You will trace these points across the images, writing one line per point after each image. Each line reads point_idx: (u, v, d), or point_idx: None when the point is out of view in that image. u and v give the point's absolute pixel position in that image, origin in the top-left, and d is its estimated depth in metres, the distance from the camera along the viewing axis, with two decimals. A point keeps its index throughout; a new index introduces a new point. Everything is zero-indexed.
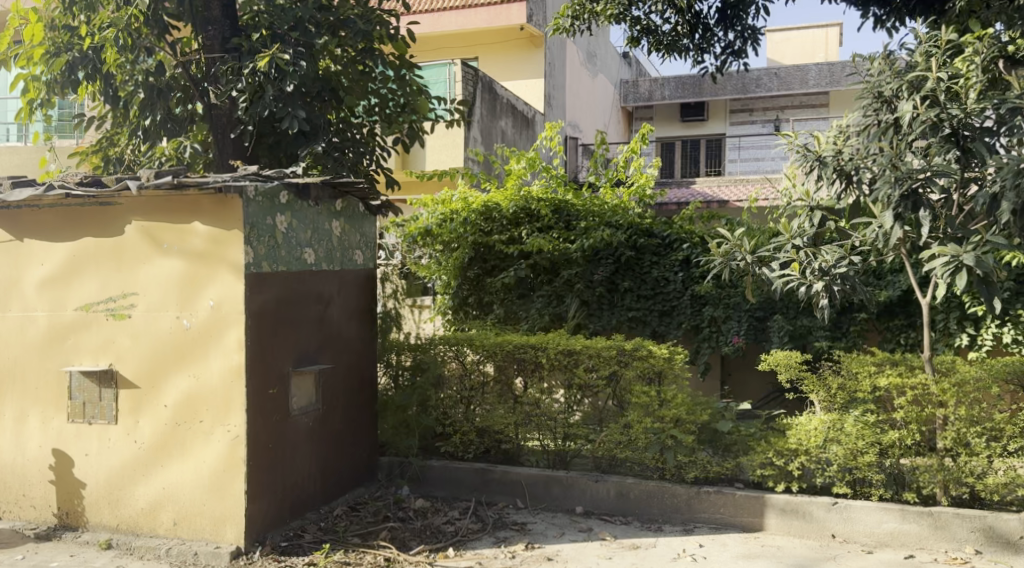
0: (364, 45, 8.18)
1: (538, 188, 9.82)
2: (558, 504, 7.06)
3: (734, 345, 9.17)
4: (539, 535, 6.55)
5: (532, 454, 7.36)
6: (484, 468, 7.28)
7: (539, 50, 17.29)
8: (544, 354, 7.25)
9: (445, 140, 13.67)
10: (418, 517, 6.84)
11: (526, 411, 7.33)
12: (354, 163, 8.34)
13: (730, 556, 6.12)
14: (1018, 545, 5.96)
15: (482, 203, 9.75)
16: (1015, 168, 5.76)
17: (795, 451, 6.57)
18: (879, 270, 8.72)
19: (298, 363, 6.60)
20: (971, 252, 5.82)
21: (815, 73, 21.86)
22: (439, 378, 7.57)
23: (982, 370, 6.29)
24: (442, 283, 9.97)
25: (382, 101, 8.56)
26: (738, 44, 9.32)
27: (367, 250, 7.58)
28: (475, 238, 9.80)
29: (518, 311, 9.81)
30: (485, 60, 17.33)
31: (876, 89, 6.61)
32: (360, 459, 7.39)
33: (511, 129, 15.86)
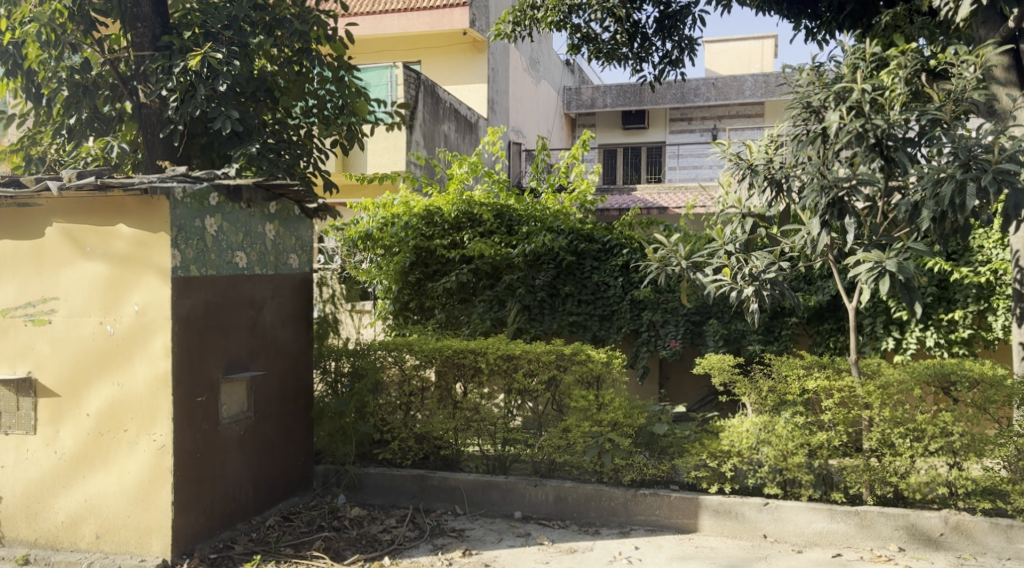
0: (301, 45, 8.12)
1: (481, 193, 9.86)
2: (496, 509, 7.08)
3: (672, 349, 9.29)
4: (476, 541, 6.55)
5: (472, 460, 7.34)
6: (423, 474, 7.24)
7: (483, 55, 17.34)
8: (484, 359, 7.25)
9: (387, 143, 13.62)
10: (353, 526, 6.79)
11: (465, 416, 7.31)
12: (290, 165, 8.12)
13: (664, 558, 6.20)
14: (939, 542, 6.13)
15: (423, 207, 9.75)
16: (934, 177, 5.96)
17: (728, 452, 6.71)
18: (809, 275, 8.93)
19: (229, 370, 6.52)
20: (893, 259, 6.01)
21: (750, 84, 22.32)
22: (377, 385, 7.55)
23: (906, 372, 6.42)
24: (383, 288, 9.94)
25: (320, 102, 8.49)
26: (675, 54, 9.44)
27: (302, 253, 7.51)
28: (417, 242, 9.73)
29: (460, 316, 9.79)
30: (429, 64, 17.30)
31: (805, 100, 6.75)
32: (295, 469, 7.33)
33: (455, 133, 15.91)
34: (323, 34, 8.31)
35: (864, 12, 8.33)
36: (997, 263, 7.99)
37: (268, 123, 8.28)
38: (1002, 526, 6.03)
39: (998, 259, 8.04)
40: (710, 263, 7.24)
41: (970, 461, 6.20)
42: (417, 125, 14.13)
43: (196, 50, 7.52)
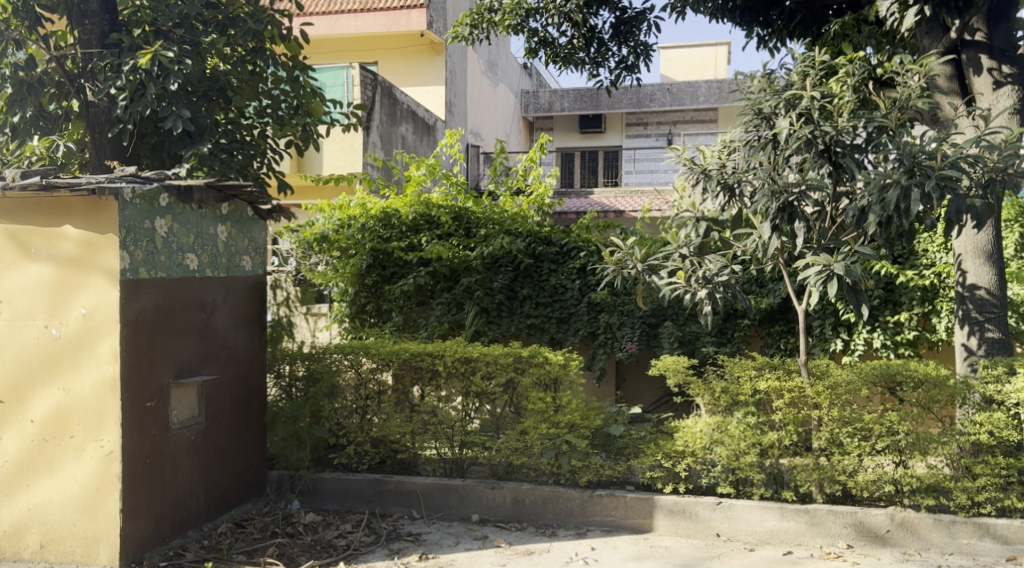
0: (254, 45, 8.12)
1: (438, 196, 9.88)
2: (453, 513, 7.10)
3: (628, 351, 9.39)
4: (433, 545, 6.58)
5: (429, 463, 7.38)
6: (379, 479, 7.26)
7: (440, 57, 17.35)
8: (441, 362, 7.27)
9: (343, 145, 13.60)
10: (307, 531, 6.78)
11: (422, 419, 7.32)
12: (243, 165, 8.14)
13: (620, 558, 6.28)
14: (885, 539, 6.30)
15: (381, 209, 9.77)
16: (880, 183, 6.12)
17: (682, 452, 6.83)
18: (761, 278, 9.09)
19: (179, 374, 6.47)
20: (841, 262, 6.18)
21: (705, 89, 22.54)
22: (333, 389, 7.54)
23: (853, 374, 6.53)
24: (339, 291, 9.96)
25: (274, 102, 8.38)
26: (631, 59, 9.54)
27: (256, 255, 7.48)
28: (374, 244, 9.71)
29: (417, 318, 9.82)
30: (385, 64, 17.25)
31: (756, 106, 6.88)
32: (248, 474, 7.29)
33: (412, 135, 15.90)
34: (278, 34, 8.28)
35: (814, 21, 8.47)
36: (940, 266, 8.22)
37: (221, 123, 8.22)
38: (945, 522, 6.20)
39: (941, 262, 8.27)
40: (665, 266, 7.34)
41: (914, 459, 6.37)
42: (374, 126, 14.12)
43: (146, 49, 7.43)
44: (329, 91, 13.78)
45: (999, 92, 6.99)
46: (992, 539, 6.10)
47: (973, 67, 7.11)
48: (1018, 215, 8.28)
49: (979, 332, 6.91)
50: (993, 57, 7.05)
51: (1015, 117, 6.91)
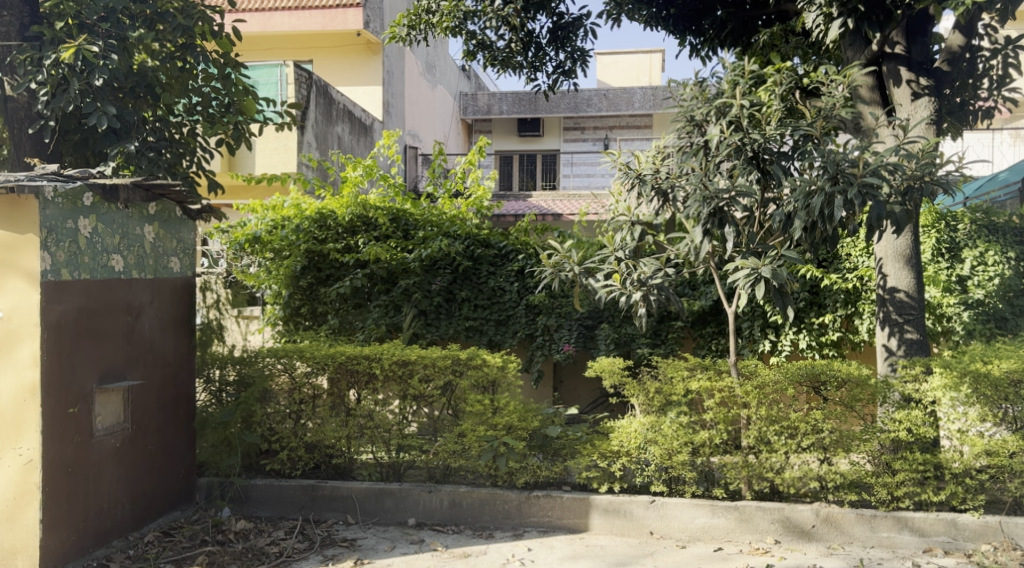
0: (184, 40, 7.90)
1: (376, 197, 9.90)
2: (390, 517, 7.13)
3: (565, 353, 9.51)
4: (369, 550, 6.59)
5: (365, 468, 7.40)
6: (313, 484, 7.24)
7: (377, 57, 17.30)
8: (379, 365, 7.26)
9: (277, 144, 13.44)
10: (239, 539, 6.73)
11: (358, 423, 7.32)
12: (172, 164, 8.17)
13: (556, 559, 6.37)
14: (811, 534, 6.50)
15: (316, 210, 9.76)
16: (805, 189, 6.32)
17: (617, 452, 6.97)
18: (693, 281, 9.29)
19: (103, 380, 6.38)
20: (768, 266, 6.39)
21: (639, 96, 22.84)
22: (266, 393, 7.48)
23: (780, 373, 6.75)
24: (273, 292, 9.89)
25: (204, 100, 8.23)
26: (568, 64, 9.64)
27: (185, 256, 7.42)
28: (309, 245, 9.68)
29: (354, 321, 9.81)
30: (320, 62, 17.13)
31: (688, 114, 7.08)
32: (176, 482, 7.21)
33: (348, 135, 15.84)
34: (208, 30, 8.10)
35: (744, 31, 8.63)
36: (862, 269, 8.52)
37: (148, 120, 8.12)
38: (867, 516, 6.44)
39: (864, 266, 8.58)
40: (601, 269, 7.47)
41: (838, 456, 6.58)
42: (309, 125, 14.01)
43: (69, 42, 7.24)
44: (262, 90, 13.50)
45: (917, 102, 7.24)
46: (911, 532, 6.36)
47: (893, 78, 7.42)
48: (936, 221, 8.61)
49: (899, 333, 7.18)
50: (911, 69, 7.36)
51: (931, 128, 7.15)
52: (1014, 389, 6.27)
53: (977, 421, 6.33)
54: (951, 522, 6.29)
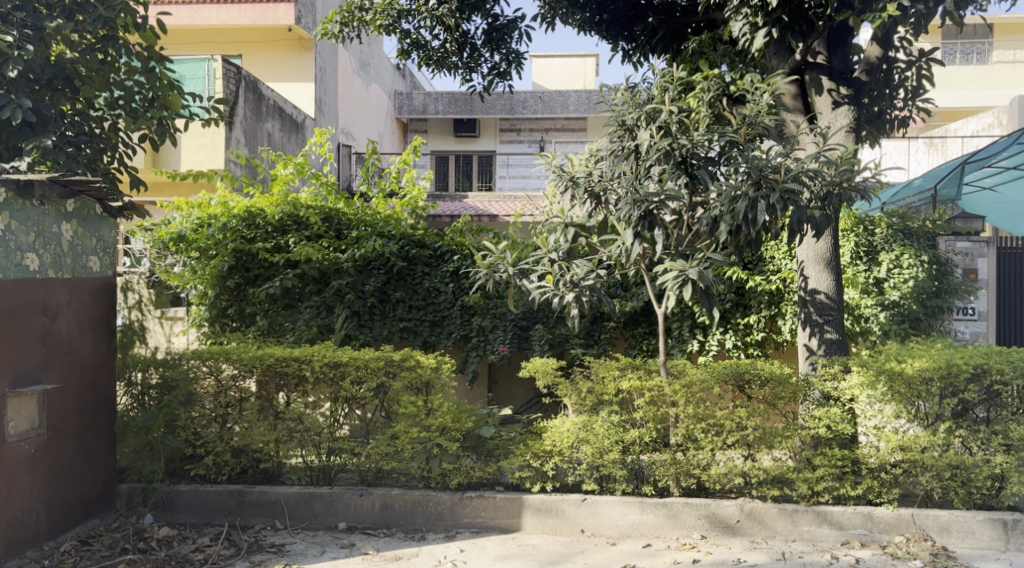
0: (106, 32, 7.67)
1: (307, 196, 9.92)
2: (319, 521, 7.11)
3: (500, 354, 9.59)
4: (297, 555, 6.56)
5: (294, 472, 7.36)
6: (239, 490, 7.18)
7: (309, 53, 17.17)
8: (309, 367, 7.23)
9: (202, 141, 13.12)
10: (161, 546, 6.64)
11: (287, 427, 7.29)
12: (93, 160, 7.75)
13: (488, 559, 6.44)
14: (735, 529, 6.68)
15: (244, 209, 9.71)
16: (730, 194, 6.51)
17: (550, 452, 7.07)
18: (625, 282, 9.45)
19: (16, 384, 6.25)
20: (695, 268, 6.59)
21: (574, 99, 23.08)
22: (190, 396, 7.40)
23: (707, 372, 6.93)
24: (198, 293, 9.74)
25: (127, 94, 8.02)
26: (503, 66, 9.71)
27: (105, 255, 7.31)
28: (236, 244, 9.58)
29: (284, 322, 9.70)
30: (249, 57, 16.93)
31: (619, 118, 7.21)
32: (95, 489, 7.06)
33: (279, 131, 15.57)
34: (131, 22, 7.76)
35: (675, 38, 8.81)
36: (785, 272, 8.79)
37: (67, 114, 7.76)
38: (789, 511, 6.64)
39: (787, 268, 8.84)
40: (535, 270, 7.55)
41: (761, 453, 6.78)
42: (237, 122, 13.74)
43: None
44: (188, 85, 13.18)
45: (838, 111, 7.50)
46: (830, 525, 6.58)
47: (815, 87, 7.67)
48: (855, 225, 8.89)
49: (819, 333, 7.42)
50: (832, 79, 7.62)
51: (850, 136, 7.43)
52: (925, 387, 6.52)
53: (892, 418, 6.61)
54: (867, 515, 6.53)
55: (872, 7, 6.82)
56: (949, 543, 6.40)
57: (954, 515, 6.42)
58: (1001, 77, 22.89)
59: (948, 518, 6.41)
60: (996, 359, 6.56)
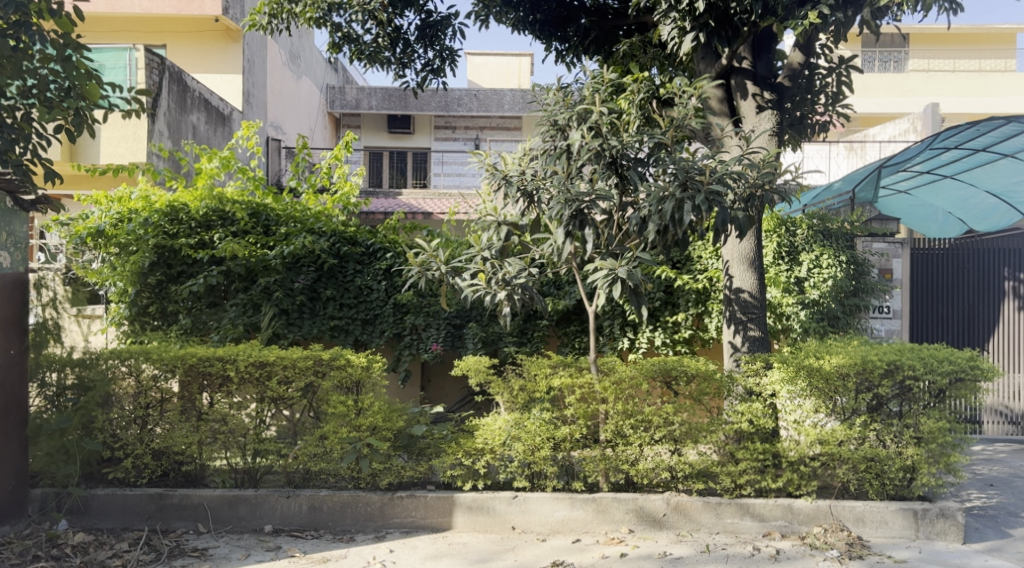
0: (18, 18, 6.98)
1: (232, 191, 9.83)
2: (245, 524, 7.06)
3: (433, 352, 9.61)
4: (221, 559, 6.50)
5: (218, 474, 7.28)
6: (160, 493, 7.07)
7: (236, 44, 16.90)
8: (233, 367, 7.15)
9: (123, 132, 12.78)
10: (76, 554, 6.51)
11: (210, 428, 7.21)
12: (3, 150, 7.15)
13: (417, 559, 6.46)
14: (662, 522, 6.83)
15: (166, 203, 9.58)
16: (658, 195, 6.66)
17: (481, 450, 7.13)
18: (558, 281, 9.56)
19: None
20: (624, 267, 6.74)
21: (510, 98, 23.22)
22: (108, 397, 7.25)
23: (636, 368, 7.05)
24: (117, 290, 9.54)
25: (42, 83, 7.32)
26: (437, 63, 9.72)
27: (16, 251, 7.15)
28: (158, 240, 9.44)
29: (208, 321, 9.58)
30: (173, 47, 16.69)
31: (551, 118, 7.24)
32: (3, 495, 6.87)
33: (204, 124, 15.11)
34: (46, 8, 7.17)
35: (607, 39, 8.90)
36: (712, 270, 9.03)
37: None
38: (713, 504, 6.81)
39: (713, 267, 9.09)
40: (467, 269, 7.61)
41: (687, 447, 6.95)
42: (161, 113, 13.41)
43: None
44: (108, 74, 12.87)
45: (761, 115, 7.71)
46: (752, 518, 6.76)
47: (740, 92, 7.86)
48: (776, 227, 9.11)
49: (743, 330, 7.62)
50: (756, 84, 7.84)
51: (773, 139, 7.64)
52: (842, 382, 6.75)
53: (811, 413, 6.82)
54: (787, 507, 6.74)
55: (794, 15, 7.03)
56: (863, 532, 6.64)
57: (869, 506, 6.66)
58: (916, 85, 23.61)
59: (863, 509, 6.65)
60: (909, 356, 6.82)
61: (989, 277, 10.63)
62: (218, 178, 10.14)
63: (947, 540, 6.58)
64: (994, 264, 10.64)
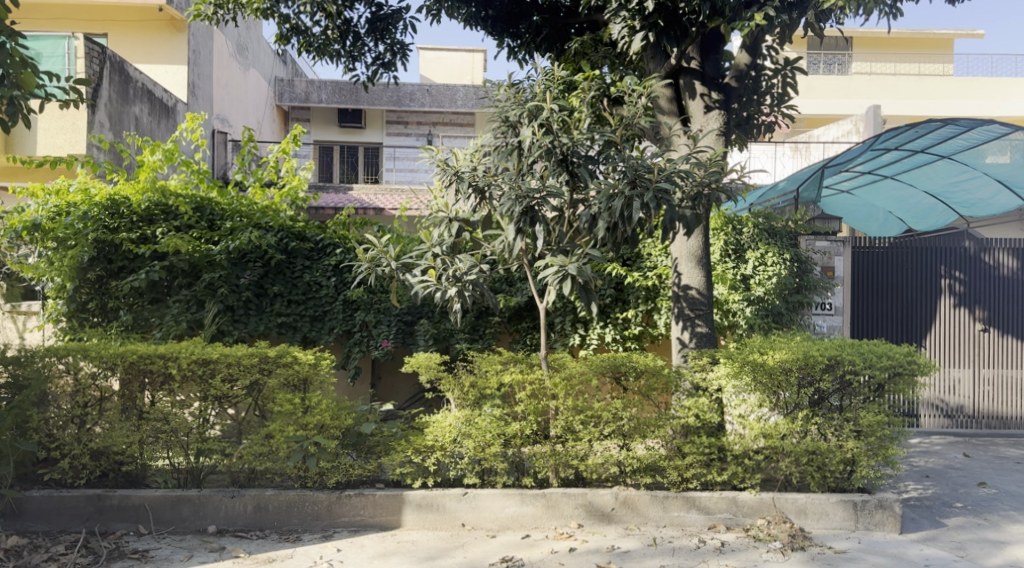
0: None
1: (175, 184, 9.72)
2: (187, 525, 6.98)
3: (383, 349, 9.59)
4: (163, 561, 6.42)
5: (160, 474, 7.20)
6: (98, 494, 6.97)
7: (181, 35, 16.67)
8: (175, 365, 7.07)
9: (61, 123, 12.39)
10: (10, 557, 6.37)
11: (152, 428, 7.12)
12: None
13: (365, 557, 6.45)
14: (610, 517, 6.91)
15: (106, 197, 9.39)
16: (608, 192, 6.76)
17: (431, 447, 7.15)
18: (510, 278, 9.60)
19: None
20: (574, 263, 6.80)
21: (462, 93, 23.17)
22: (43, 396, 7.12)
23: (586, 364, 7.14)
24: (55, 286, 9.33)
25: None
26: (387, 56, 9.70)
27: None
28: (98, 234, 9.25)
29: (150, 318, 9.40)
30: (116, 36, 16.53)
31: (503, 114, 7.27)
32: None
33: (148, 116, 14.78)
34: None
35: (558, 38, 8.98)
36: (661, 268, 9.12)
37: None
38: (660, 497, 6.91)
39: (662, 265, 9.17)
40: (418, 265, 7.61)
41: (635, 442, 7.04)
42: (101, 104, 13.11)
43: None
44: (45, 62, 12.62)
45: (709, 115, 7.87)
46: (698, 511, 6.87)
47: (688, 91, 7.98)
48: (723, 225, 9.26)
49: (691, 327, 7.74)
50: (704, 84, 7.96)
51: (720, 139, 7.78)
52: (785, 376, 6.89)
53: (756, 407, 6.97)
54: (732, 500, 6.86)
55: (741, 16, 7.14)
56: (805, 524, 6.79)
57: (810, 498, 6.81)
58: (858, 86, 24.22)
59: (805, 501, 6.80)
60: (849, 351, 7.00)
61: (928, 275, 10.92)
62: (161, 171, 10.02)
63: (884, 531, 6.76)
64: (932, 262, 10.94)
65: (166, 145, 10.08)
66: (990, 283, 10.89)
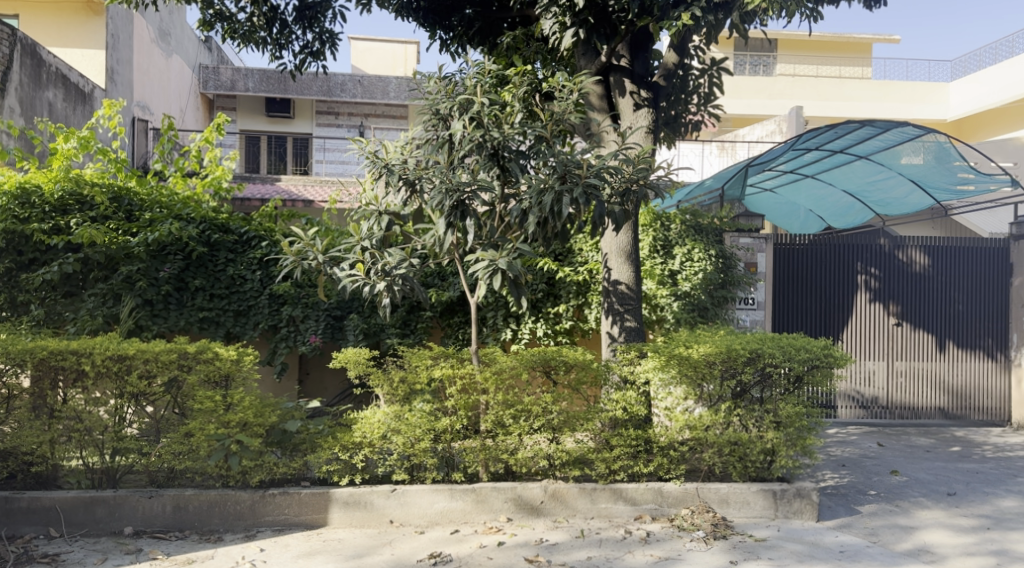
0: None
1: (90, 173, 9.41)
2: (102, 527, 6.79)
3: (311, 345, 9.47)
4: (75, 564, 6.24)
5: (72, 475, 7.00)
6: (6, 497, 6.74)
7: (98, 18, 16.23)
8: (89, 361, 6.86)
9: None
10: None
11: (64, 427, 6.92)
12: None
13: (289, 557, 6.37)
14: (539, 510, 6.95)
15: (17, 185, 9.09)
16: (538, 187, 6.81)
17: (359, 444, 7.08)
18: (442, 272, 9.60)
19: None
20: (504, 258, 6.82)
21: (394, 85, 22.93)
22: None
23: (516, 359, 7.15)
24: None
25: None
26: (315, 45, 9.56)
27: None
28: (6, 224, 8.95)
29: (63, 312, 9.10)
30: (30, 18, 16.25)
31: (433, 107, 7.26)
32: None
33: (61, 102, 14.29)
34: None
35: (491, 31, 8.99)
36: (591, 263, 9.25)
37: None
38: (588, 490, 6.98)
39: (593, 260, 9.31)
40: (346, 258, 7.52)
41: (565, 435, 7.08)
42: (11, 88, 12.59)
43: None
44: None
45: (638, 113, 7.93)
46: (624, 502, 6.97)
47: (619, 89, 8.03)
48: (653, 221, 9.43)
49: (620, 321, 7.84)
50: (633, 81, 8.04)
51: (649, 136, 7.90)
52: (709, 369, 7.04)
53: (681, 399, 7.12)
54: (658, 491, 6.97)
55: (669, 15, 7.25)
56: (728, 514, 6.95)
57: (732, 488, 6.97)
58: (782, 87, 24.83)
59: (727, 491, 6.95)
60: (770, 344, 7.16)
61: (846, 271, 11.26)
62: (76, 160, 9.78)
63: (803, 519, 6.95)
64: (850, 259, 11.27)
65: (81, 133, 9.86)
66: (904, 280, 11.27)
